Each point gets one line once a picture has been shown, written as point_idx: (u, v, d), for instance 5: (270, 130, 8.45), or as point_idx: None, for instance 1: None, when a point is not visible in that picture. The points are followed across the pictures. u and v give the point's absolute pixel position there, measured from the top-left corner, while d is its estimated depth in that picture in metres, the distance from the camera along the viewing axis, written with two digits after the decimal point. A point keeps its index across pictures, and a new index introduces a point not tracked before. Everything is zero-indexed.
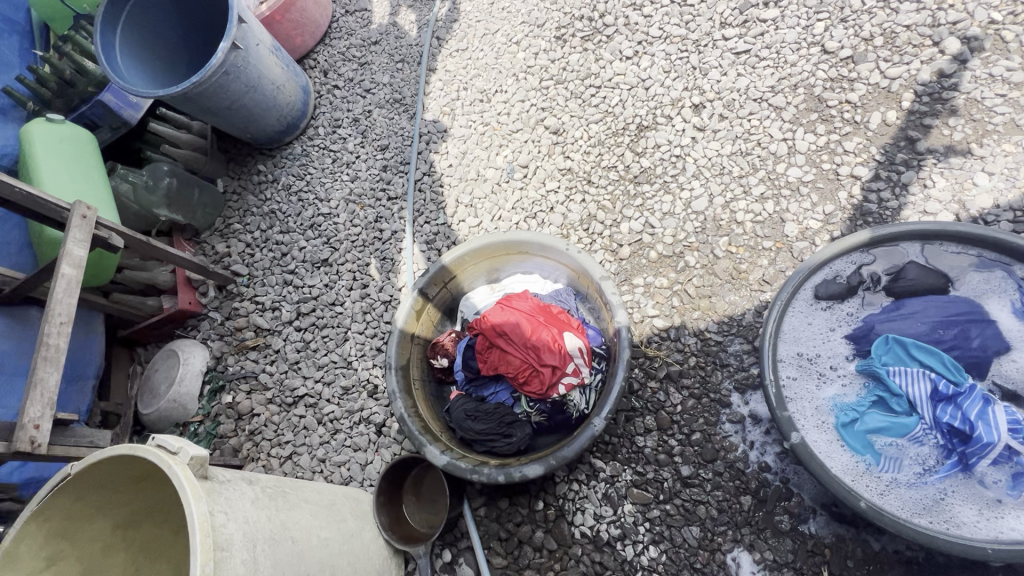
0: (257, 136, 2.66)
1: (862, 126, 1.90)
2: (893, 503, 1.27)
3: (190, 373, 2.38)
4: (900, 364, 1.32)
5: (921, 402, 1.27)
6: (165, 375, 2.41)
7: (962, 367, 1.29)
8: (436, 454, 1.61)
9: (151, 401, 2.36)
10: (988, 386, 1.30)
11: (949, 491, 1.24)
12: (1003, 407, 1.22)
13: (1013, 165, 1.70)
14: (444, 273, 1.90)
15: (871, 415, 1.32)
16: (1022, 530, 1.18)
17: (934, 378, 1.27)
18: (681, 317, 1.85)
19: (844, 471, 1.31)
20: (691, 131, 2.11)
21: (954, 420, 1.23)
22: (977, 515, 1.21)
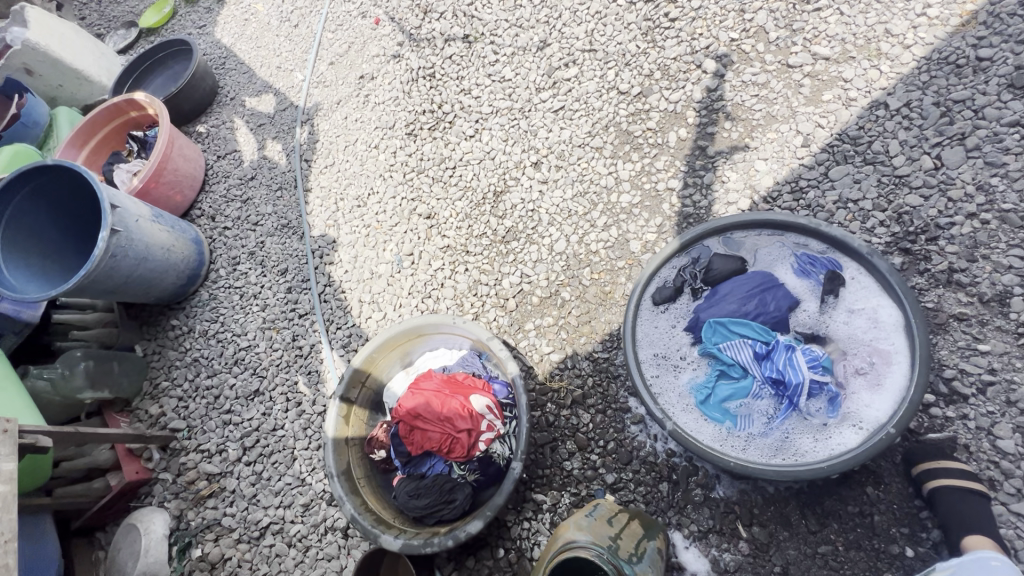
0: (160, 296, 2.79)
1: (665, 146, 2.27)
2: (755, 452, 1.54)
3: (154, 542, 2.39)
4: (727, 340, 1.62)
5: (748, 365, 1.57)
6: (127, 551, 2.39)
7: (769, 329, 1.61)
8: (391, 540, 1.77)
9: None
10: (794, 336, 1.63)
11: (791, 429, 1.53)
12: (803, 352, 1.54)
13: (779, 147, 2.10)
14: (358, 374, 2.08)
15: (718, 388, 1.61)
16: (847, 442, 1.48)
17: (751, 343, 1.59)
18: (572, 345, 2.11)
19: (714, 439, 1.57)
20: (537, 185, 2.43)
21: (772, 373, 1.53)
22: (814, 441, 1.50)
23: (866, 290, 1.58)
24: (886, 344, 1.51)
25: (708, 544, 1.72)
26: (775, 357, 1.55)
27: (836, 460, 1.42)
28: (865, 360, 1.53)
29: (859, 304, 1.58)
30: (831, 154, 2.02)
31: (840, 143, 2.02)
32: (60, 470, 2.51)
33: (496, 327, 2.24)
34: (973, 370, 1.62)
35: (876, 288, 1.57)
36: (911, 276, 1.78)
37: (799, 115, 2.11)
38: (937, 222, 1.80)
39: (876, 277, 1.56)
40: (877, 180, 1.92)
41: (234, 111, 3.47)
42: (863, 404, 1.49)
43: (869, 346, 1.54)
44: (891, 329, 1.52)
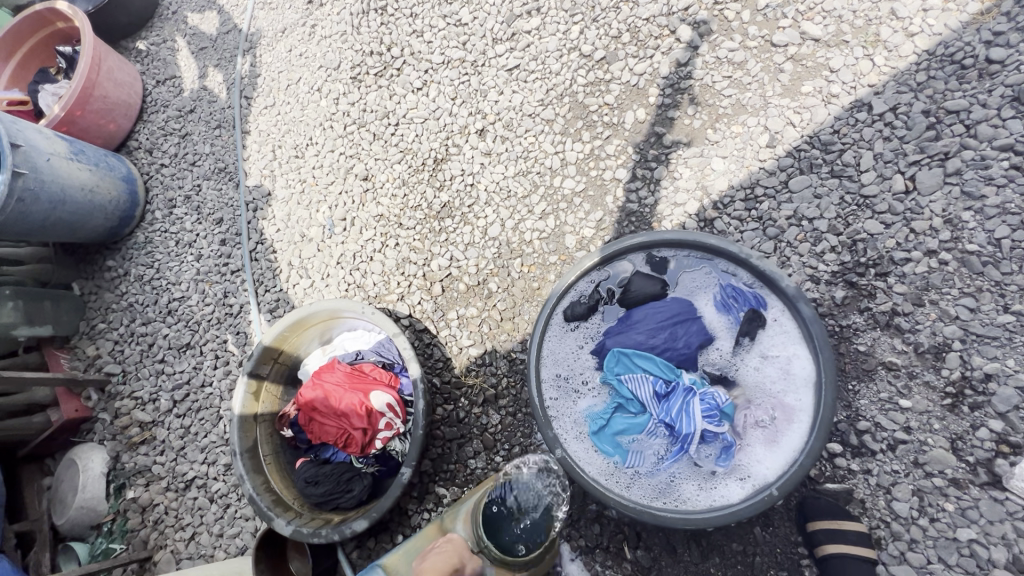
0: (91, 238, 2.67)
1: (620, 127, 2.02)
2: (639, 491, 1.47)
3: (92, 479, 2.47)
4: (629, 372, 1.52)
5: (645, 402, 1.47)
6: (67, 484, 2.46)
7: (674, 366, 1.50)
8: (282, 525, 1.78)
9: (60, 512, 2.40)
10: (700, 374, 1.53)
11: (679, 472, 1.46)
12: (702, 396, 1.44)
13: (741, 145, 1.85)
14: (270, 351, 2.00)
15: (615, 420, 1.51)
16: (730, 495, 1.41)
17: (652, 380, 1.48)
18: (492, 341, 2.02)
19: (600, 472, 1.49)
20: (480, 157, 2.21)
21: (667, 414, 1.44)
22: (700, 488, 1.44)
23: (785, 336, 1.44)
24: (793, 399, 1.41)
25: (593, 559, 1.72)
26: (673, 398, 1.45)
27: (716, 515, 1.34)
28: (767, 412, 1.43)
29: (775, 351, 1.46)
30: (797, 160, 1.78)
31: (809, 148, 1.77)
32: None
33: (419, 312, 2.13)
34: (886, 425, 1.53)
35: (795, 336, 1.43)
36: (850, 312, 1.63)
37: (771, 107, 1.84)
38: (891, 255, 1.62)
39: (797, 324, 1.42)
40: (839, 198, 1.72)
41: (176, 28, 3.10)
42: (755, 457, 1.41)
43: (775, 396, 1.44)
44: (802, 383, 1.40)
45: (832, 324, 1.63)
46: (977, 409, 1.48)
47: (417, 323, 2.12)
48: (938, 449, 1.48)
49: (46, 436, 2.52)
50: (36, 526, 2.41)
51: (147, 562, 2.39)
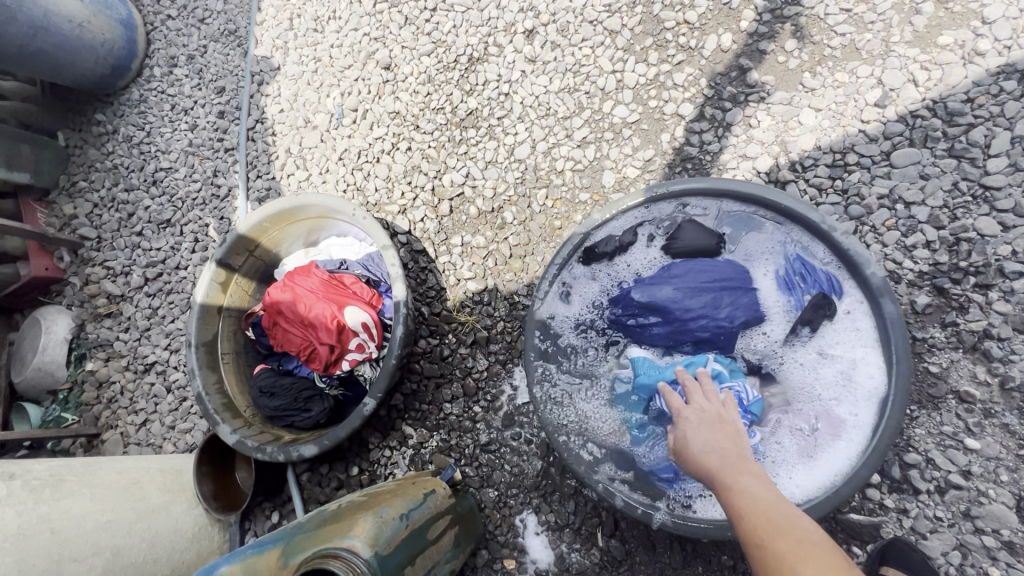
0: (81, 83, 2.40)
1: (696, 53, 1.66)
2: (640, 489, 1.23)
3: (53, 342, 2.33)
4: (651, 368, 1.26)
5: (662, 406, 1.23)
6: (27, 343, 2.33)
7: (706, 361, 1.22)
8: (226, 433, 1.60)
9: (16, 370, 2.30)
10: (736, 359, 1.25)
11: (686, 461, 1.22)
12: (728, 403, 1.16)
13: (842, 98, 1.49)
14: (244, 241, 1.76)
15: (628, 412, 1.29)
16: None
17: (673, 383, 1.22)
18: (495, 278, 1.76)
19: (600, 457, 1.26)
20: (522, 63, 1.86)
21: None
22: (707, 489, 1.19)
23: (855, 334, 1.15)
24: (846, 411, 1.14)
25: (560, 538, 1.55)
26: None
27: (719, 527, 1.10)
28: (807, 421, 1.18)
29: (837, 350, 1.17)
30: (908, 128, 1.43)
31: (930, 116, 1.41)
32: None
33: (420, 231, 1.86)
34: (941, 464, 1.27)
35: (869, 337, 1.14)
36: (930, 324, 1.34)
37: (892, 56, 1.47)
38: (1001, 265, 1.31)
39: (875, 323, 1.13)
40: (951, 184, 1.38)
41: None
42: (780, 469, 1.15)
43: (822, 404, 1.17)
44: (863, 395, 1.13)
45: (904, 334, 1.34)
46: None
47: (415, 243, 1.85)
48: (997, 504, 1.23)
49: (13, 290, 2.36)
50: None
51: (96, 440, 2.27)
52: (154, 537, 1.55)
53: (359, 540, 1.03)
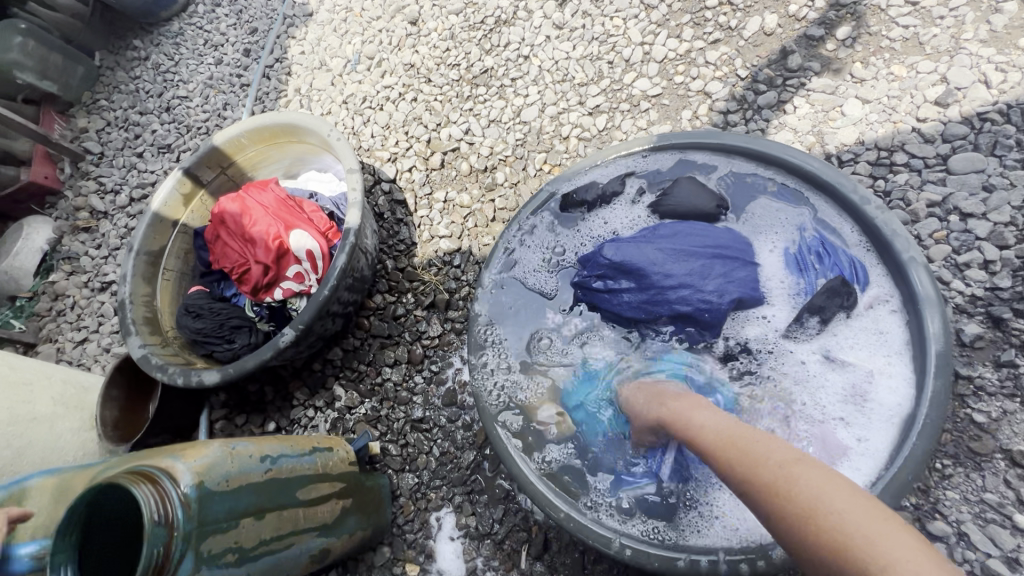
0: (125, 6, 2.43)
1: (735, 34, 1.49)
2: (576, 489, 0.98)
3: (27, 249, 2.25)
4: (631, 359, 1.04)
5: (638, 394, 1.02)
6: (5, 246, 2.27)
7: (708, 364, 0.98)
8: (133, 347, 1.42)
9: None
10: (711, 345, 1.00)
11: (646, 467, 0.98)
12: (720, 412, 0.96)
13: (897, 92, 1.28)
14: (218, 156, 1.63)
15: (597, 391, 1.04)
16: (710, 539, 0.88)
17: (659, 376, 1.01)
18: (471, 241, 1.56)
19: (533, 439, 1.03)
20: (548, 28, 1.73)
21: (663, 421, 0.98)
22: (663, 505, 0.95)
23: (878, 338, 0.91)
24: (848, 435, 0.87)
25: (476, 549, 1.25)
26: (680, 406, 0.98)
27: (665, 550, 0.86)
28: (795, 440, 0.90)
29: (849, 355, 0.92)
30: (973, 131, 1.20)
31: (1002, 121, 1.19)
32: None
33: (404, 181, 1.70)
34: (977, 544, 0.95)
35: (896, 344, 0.90)
36: (978, 362, 1.05)
37: (962, 54, 1.26)
38: None
39: (907, 325, 0.89)
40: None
41: None
42: (753, 495, 0.90)
43: (820, 422, 0.90)
44: (880, 416, 0.86)
45: None
46: None
47: (396, 192, 1.69)
48: None
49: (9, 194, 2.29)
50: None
51: (32, 352, 2.11)
52: (21, 448, 1.33)
53: (184, 461, 0.82)
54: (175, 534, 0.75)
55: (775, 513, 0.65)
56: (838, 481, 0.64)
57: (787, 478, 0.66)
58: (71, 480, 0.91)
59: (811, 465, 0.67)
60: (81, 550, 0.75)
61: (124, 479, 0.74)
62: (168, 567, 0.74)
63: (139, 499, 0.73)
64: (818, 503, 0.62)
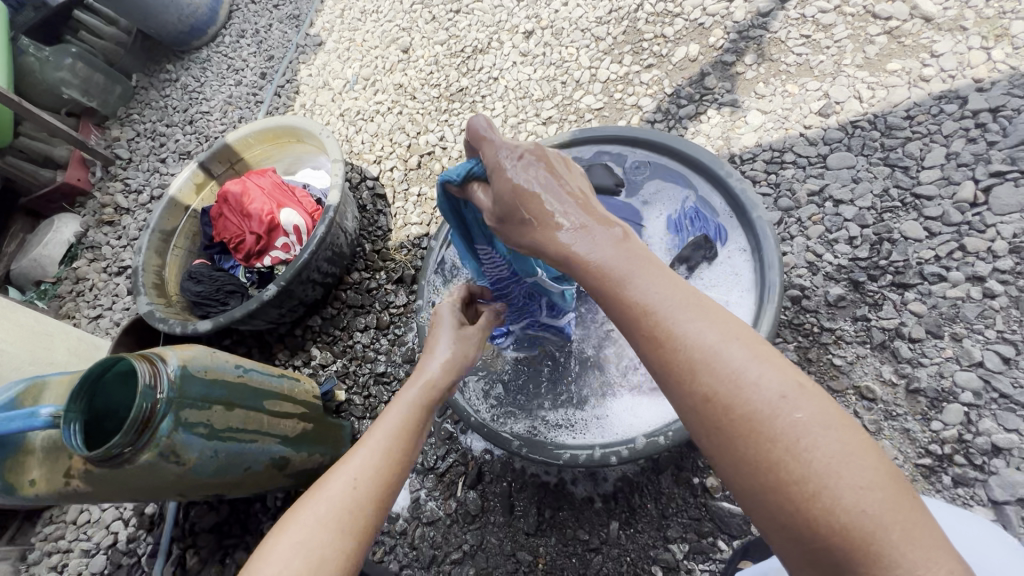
0: (163, 36, 2.81)
1: (665, 60, 1.78)
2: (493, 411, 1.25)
3: (57, 239, 2.53)
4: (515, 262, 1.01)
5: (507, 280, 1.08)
6: (39, 236, 2.57)
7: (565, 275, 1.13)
8: (141, 303, 1.65)
9: (20, 255, 2.53)
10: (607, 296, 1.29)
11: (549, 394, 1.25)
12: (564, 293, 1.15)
13: (789, 105, 1.54)
14: (228, 152, 1.91)
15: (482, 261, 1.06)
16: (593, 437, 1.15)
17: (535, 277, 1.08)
18: (438, 227, 1.81)
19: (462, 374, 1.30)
20: (515, 56, 2.04)
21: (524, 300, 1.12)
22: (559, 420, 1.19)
23: (734, 280, 1.14)
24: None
25: (421, 482, 1.43)
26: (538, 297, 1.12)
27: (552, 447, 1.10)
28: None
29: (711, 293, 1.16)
30: (847, 136, 1.44)
31: (870, 127, 1.43)
32: (17, 142, 2.60)
33: (386, 178, 1.97)
34: None
35: (746, 283, 1.13)
36: (840, 317, 1.25)
37: (842, 75, 1.52)
38: (921, 268, 1.23)
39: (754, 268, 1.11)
40: (882, 189, 1.35)
41: None
42: (629, 411, 1.15)
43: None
44: None
45: (811, 322, 1.26)
46: (960, 486, 1.05)
47: (378, 188, 1.96)
48: None
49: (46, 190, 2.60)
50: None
51: None
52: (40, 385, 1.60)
53: (176, 351, 1.04)
54: (160, 399, 0.96)
55: (672, 378, 0.59)
56: (754, 344, 0.57)
57: (701, 351, 0.57)
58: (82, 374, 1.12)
59: (720, 317, 0.59)
60: (86, 411, 0.96)
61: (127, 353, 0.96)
62: (152, 424, 0.95)
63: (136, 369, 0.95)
64: (736, 378, 0.55)
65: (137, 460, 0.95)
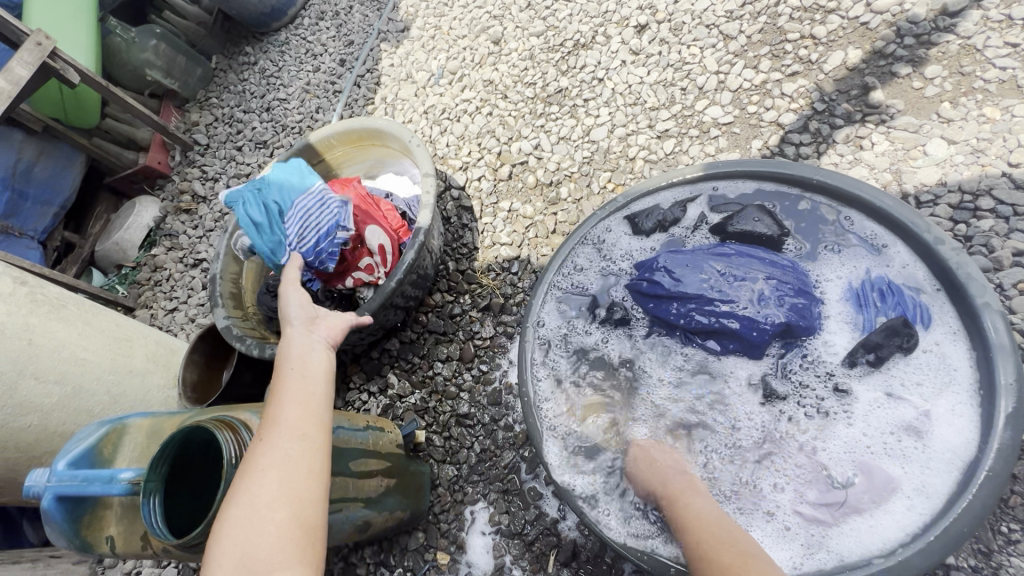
0: (243, 16, 2.70)
1: (815, 67, 1.48)
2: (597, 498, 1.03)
3: (137, 224, 2.50)
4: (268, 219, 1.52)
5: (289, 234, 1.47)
6: (119, 220, 2.54)
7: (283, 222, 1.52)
8: (217, 317, 1.57)
9: (102, 239, 2.51)
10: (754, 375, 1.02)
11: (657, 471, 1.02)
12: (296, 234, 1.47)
13: (987, 135, 1.23)
14: (310, 152, 1.78)
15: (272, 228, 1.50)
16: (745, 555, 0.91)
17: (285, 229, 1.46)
18: (530, 250, 1.62)
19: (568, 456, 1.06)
20: (625, 53, 1.78)
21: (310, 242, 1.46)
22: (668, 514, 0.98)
23: (944, 376, 0.91)
24: (894, 472, 0.89)
25: (506, 547, 1.27)
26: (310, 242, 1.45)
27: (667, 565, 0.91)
28: (832, 468, 0.92)
29: (909, 394, 0.93)
30: None
31: None
32: (103, 124, 2.55)
33: (473, 189, 1.79)
34: None
35: (966, 384, 0.89)
36: None
37: None
38: None
39: (974, 362, 0.89)
40: None
41: None
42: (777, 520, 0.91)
43: (865, 456, 0.91)
44: (938, 458, 0.86)
45: None
46: None
47: (464, 199, 1.78)
48: None
49: (127, 174, 2.55)
50: (80, 243, 2.52)
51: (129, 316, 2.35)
52: (118, 398, 1.42)
53: (259, 417, 0.91)
54: None
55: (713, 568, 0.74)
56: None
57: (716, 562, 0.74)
58: (160, 422, 1.02)
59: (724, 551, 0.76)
60: (167, 483, 0.85)
61: (210, 424, 0.84)
62: None
63: (220, 445, 0.84)
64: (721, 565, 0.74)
65: None
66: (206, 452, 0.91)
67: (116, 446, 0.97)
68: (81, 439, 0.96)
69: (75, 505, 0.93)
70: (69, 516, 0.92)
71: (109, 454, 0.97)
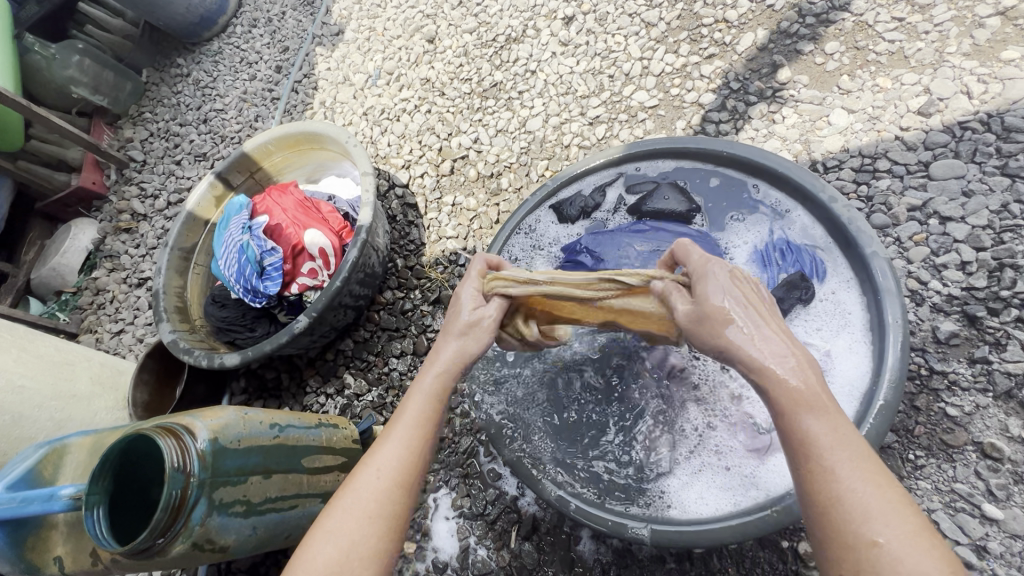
0: (170, 27, 2.64)
1: (729, 49, 1.57)
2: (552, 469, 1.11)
3: (74, 247, 2.40)
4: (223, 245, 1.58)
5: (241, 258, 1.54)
6: (55, 244, 2.43)
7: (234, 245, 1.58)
8: (162, 332, 1.54)
9: (38, 266, 2.41)
10: None
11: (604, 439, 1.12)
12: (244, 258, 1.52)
13: (881, 102, 1.34)
14: (247, 161, 1.77)
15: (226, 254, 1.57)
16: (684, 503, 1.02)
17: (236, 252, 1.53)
18: (475, 241, 1.66)
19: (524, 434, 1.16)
20: (554, 45, 1.84)
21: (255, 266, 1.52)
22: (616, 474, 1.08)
23: (841, 320, 0.99)
24: None
25: (470, 529, 1.31)
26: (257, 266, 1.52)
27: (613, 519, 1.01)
28: (752, 416, 1.04)
29: (813, 339, 1.00)
30: (954, 139, 1.25)
31: (982, 129, 1.23)
32: (28, 146, 2.44)
33: (416, 186, 1.81)
34: (946, 532, 0.98)
35: (859, 325, 0.97)
36: (954, 358, 1.08)
37: (945, 66, 1.32)
38: None
39: (865, 305, 0.98)
40: (998, 206, 1.17)
41: None
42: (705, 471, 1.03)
43: None
44: (842, 391, 0.94)
45: (918, 363, 1.10)
46: None
47: (409, 197, 1.80)
48: None
49: (59, 196, 2.45)
50: (14, 272, 2.39)
51: None
52: (63, 422, 1.38)
53: (203, 420, 0.92)
54: (191, 480, 0.86)
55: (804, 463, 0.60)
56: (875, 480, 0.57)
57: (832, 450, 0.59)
58: (104, 436, 1.01)
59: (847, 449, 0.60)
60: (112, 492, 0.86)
61: (152, 430, 0.85)
62: (185, 509, 0.85)
63: (163, 449, 0.85)
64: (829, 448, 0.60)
65: (171, 550, 0.86)
66: (152, 460, 0.92)
67: (59, 463, 0.96)
68: (20, 459, 0.95)
69: (17, 527, 0.91)
70: (12, 539, 0.91)
71: (51, 472, 0.96)
